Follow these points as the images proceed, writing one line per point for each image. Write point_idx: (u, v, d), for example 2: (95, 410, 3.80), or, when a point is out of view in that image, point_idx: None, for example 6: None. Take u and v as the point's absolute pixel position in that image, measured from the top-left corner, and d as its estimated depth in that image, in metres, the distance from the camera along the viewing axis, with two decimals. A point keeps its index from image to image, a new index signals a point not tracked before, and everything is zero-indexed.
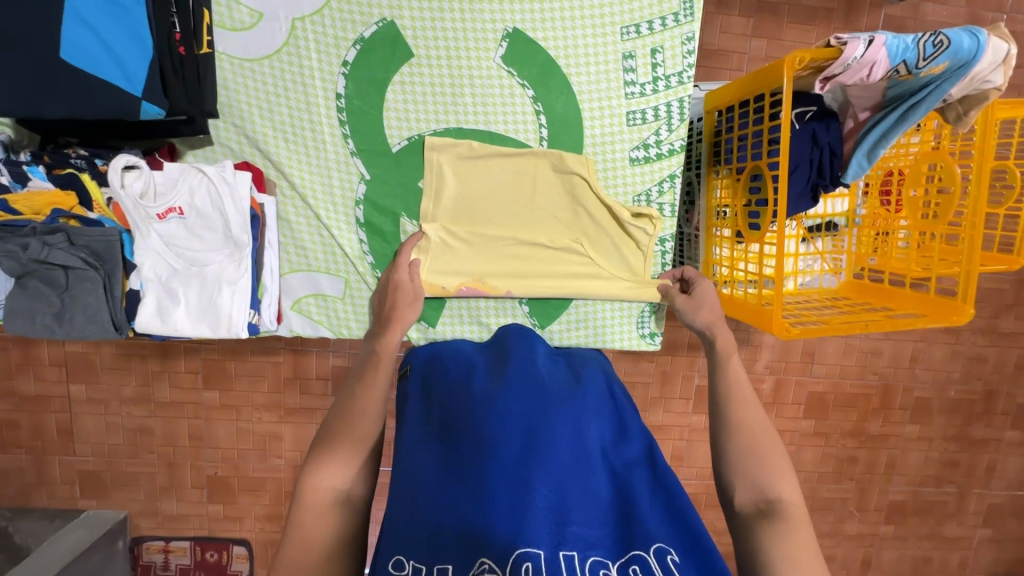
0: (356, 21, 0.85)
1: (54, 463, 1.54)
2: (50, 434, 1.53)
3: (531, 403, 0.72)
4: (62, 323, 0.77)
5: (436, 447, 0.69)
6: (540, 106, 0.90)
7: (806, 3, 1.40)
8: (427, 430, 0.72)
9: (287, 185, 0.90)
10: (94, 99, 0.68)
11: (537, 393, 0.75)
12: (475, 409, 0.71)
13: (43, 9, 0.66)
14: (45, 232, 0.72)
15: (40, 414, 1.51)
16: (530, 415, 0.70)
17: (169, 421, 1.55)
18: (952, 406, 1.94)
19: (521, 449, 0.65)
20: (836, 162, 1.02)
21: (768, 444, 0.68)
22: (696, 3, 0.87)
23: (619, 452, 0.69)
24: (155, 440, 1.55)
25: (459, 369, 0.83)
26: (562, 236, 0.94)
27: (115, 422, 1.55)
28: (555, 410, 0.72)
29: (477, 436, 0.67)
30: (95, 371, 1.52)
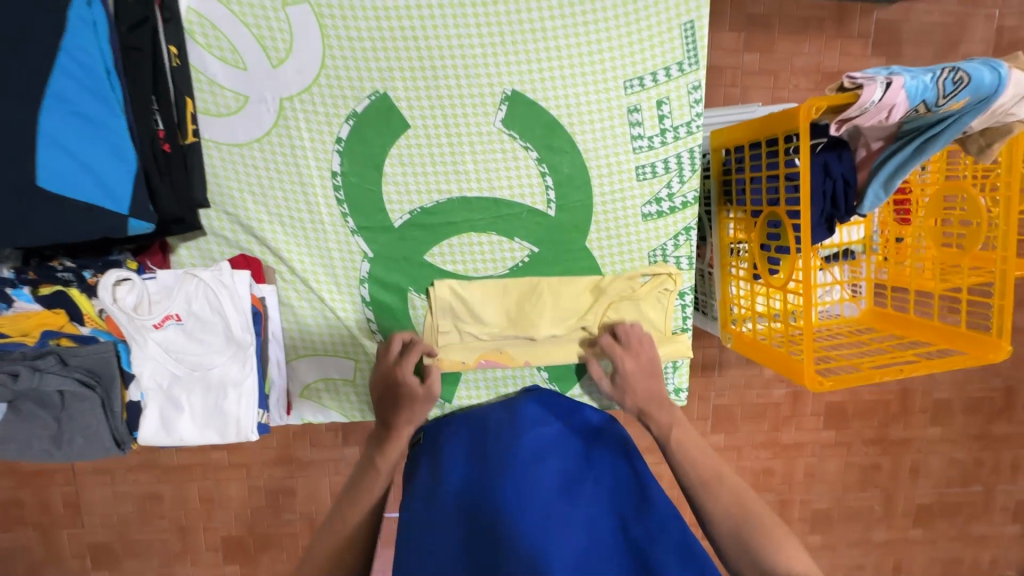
0: (346, 97, 0.81)
1: (62, 537, 1.55)
2: (55, 508, 1.53)
3: (546, 475, 0.68)
4: (60, 446, 0.73)
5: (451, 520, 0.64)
6: (545, 167, 0.86)
7: (798, 13, 1.37)
8: (436, 503, 0.67)
9: (286, 269, 0.86)
10: (77, 223, 0.62)
11: (548, 466, 0.69)
12: (486, 487, 0.66)
13: (12, 132, 0.59)
14: (34, 356, 0.70)
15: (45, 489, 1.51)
16: (547, 486, 0.66)
17: (178, 485, 1.56)
18: (973, 405, 1.91)
19: (535, 518, 0.61)
20: (851, 193, 0.98)
21: (747, 513, 0.64)
22: (700, 49, 0.83)
23: (645, 524, 0.63)
24: (165, 505, 1.55)
25: (469, 442, 0.77)
26: (586, 299, 0.90)
27: (123, 491, 1.60)
28: (576, 489, 0.67)
29: (490, 515, 0.62)
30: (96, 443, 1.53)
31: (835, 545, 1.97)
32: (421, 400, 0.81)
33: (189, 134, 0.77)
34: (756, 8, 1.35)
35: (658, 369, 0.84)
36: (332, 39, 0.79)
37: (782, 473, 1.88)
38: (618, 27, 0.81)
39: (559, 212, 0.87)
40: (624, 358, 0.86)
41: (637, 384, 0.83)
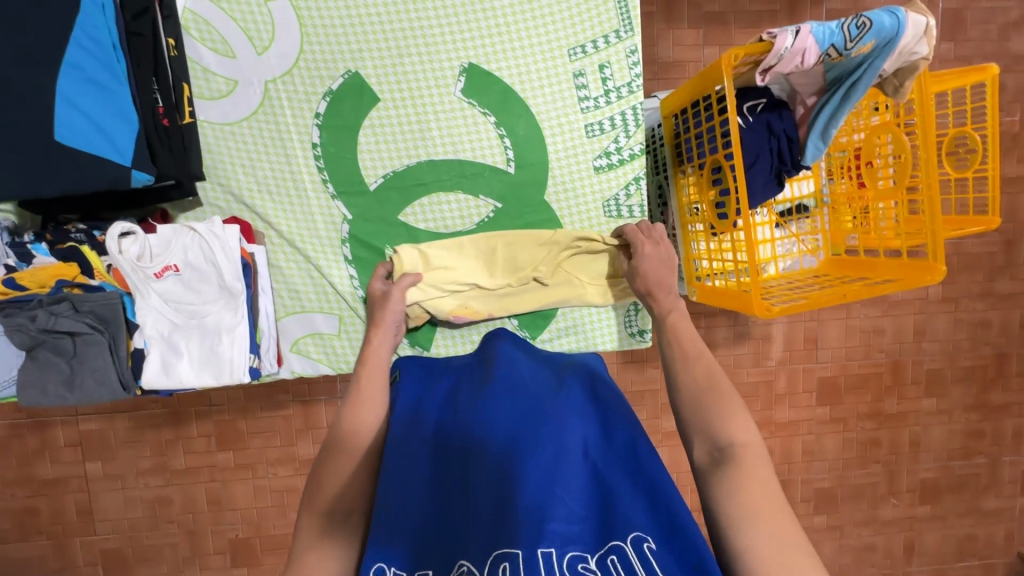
0: (323, 77, 0.92)
1: (77, 543, 1.67)
2: (70, 515, 1.67)
3: (516, 408, 0.63)
4: (72, 389, 0.81)
5: (420, 460, 0.61)
6: (503, 130, 0.95)
7: (750, 8, 1.51)
8: (408, 440, 0.63)
9: (275, 233, 0.95)
10: (90, 172, 0.74)
11: (517, 396, 0.66)
12: (461, 429, 0.62)
13: (36, 96, 0.72)
14: (50, 302, 0.78)
15: (60, 496, 1.65)
16: (517, 416, 0.62)
17: (186, 488, 1.68)
18: (965, 374, 1.75)
19: (501, 454, 0.58)
20: (794, 147, 1.06)
21: (711, 388, 0.64)
22: (633, 16, 0.93)
23: (608, 448, 0.60)
24: (175, 508, 1.68)
25: (454, 378, 0.73)
26: (542, 250, 0.96)
27: (133, 495, 1.68)
28: (545, 410, 0.63)
29: (457, 462, 0.60)
30: (110, 448, 1.66)
31: (841, 527, 1.79)
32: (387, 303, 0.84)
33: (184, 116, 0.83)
34: (711, 6, 1.49)
35: (675, 259, 0.83)
36: (309, 28, 0.90)
37: (780, 453, 1.73)
38: (560, 3, 0.93)
39: (519, 169, 0.96)
40: (642, 244, 0.87)
41: (649, 268, 0.83)
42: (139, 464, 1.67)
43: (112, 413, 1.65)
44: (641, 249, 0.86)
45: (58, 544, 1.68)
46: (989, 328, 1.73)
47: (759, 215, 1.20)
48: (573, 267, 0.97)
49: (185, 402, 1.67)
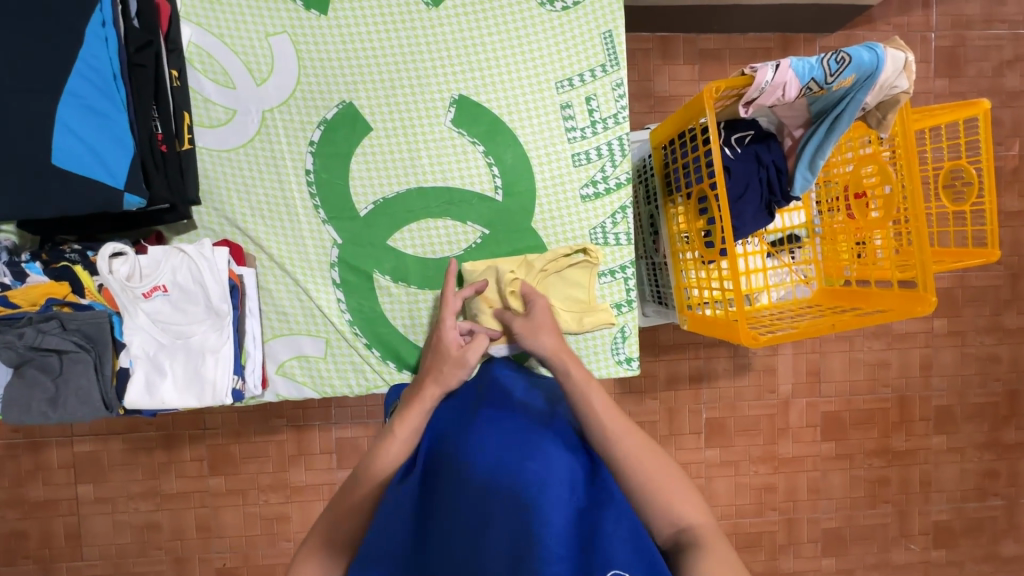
0: (318, 107, 0.96)
1: (63, 569, 1.65)
2: (59, 538, 1.65)
3: (501, 445, 0.66)
4: (56, 407, 0.81)
5: (409, 498, 0.68)
6: (491, 159, 0.98)
7: (744, 45, 1.56)
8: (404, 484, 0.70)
9: (266, 256, 0.97)
10: (83, 195, 0.76)
11: (511, 425, 0.70)
12: (445, 471, 0.67)
13: (38, 123, 0.75)
14: (40, 320, 0.80)
15: (50, 518, 1.64)
16: (503, 455, 0.65)
17: (176, 514, 1.66)
18: (976, 411, 1.70)
19: (481, 497, 0.61)
20: (783, 179, 1.08)
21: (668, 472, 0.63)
22: (619, 51, 0.97)
23: (592, 488, 0.62)
24: (163, 534, 1.66)
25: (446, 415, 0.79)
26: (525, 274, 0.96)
27: (122, 520, 1.66)
28: (532, 445, 0.65)
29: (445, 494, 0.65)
30: (102, 470, 1.66)
31: (850, 571, 1.70)
32: (452, 363, 0.80)
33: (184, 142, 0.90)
34: (706, 43, 1.55)
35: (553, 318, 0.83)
36: (306, 60, 0.94)
37: (784, 490, 1.67)
38: (548, 40, 0.97)
39: (506, 197, 0.98)
40: (537, 306, 0.84)
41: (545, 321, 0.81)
42: (130, 488, 1.66)
43: (107, 434, 1.65)
44: (513, 318, 0.84)
45: (44, 569, 1.66)
46: (999, 364, 1.69)
47: (750, 245, 1.20)
48: (552, 293, 0.97)
49: (179, 425, 1.67)
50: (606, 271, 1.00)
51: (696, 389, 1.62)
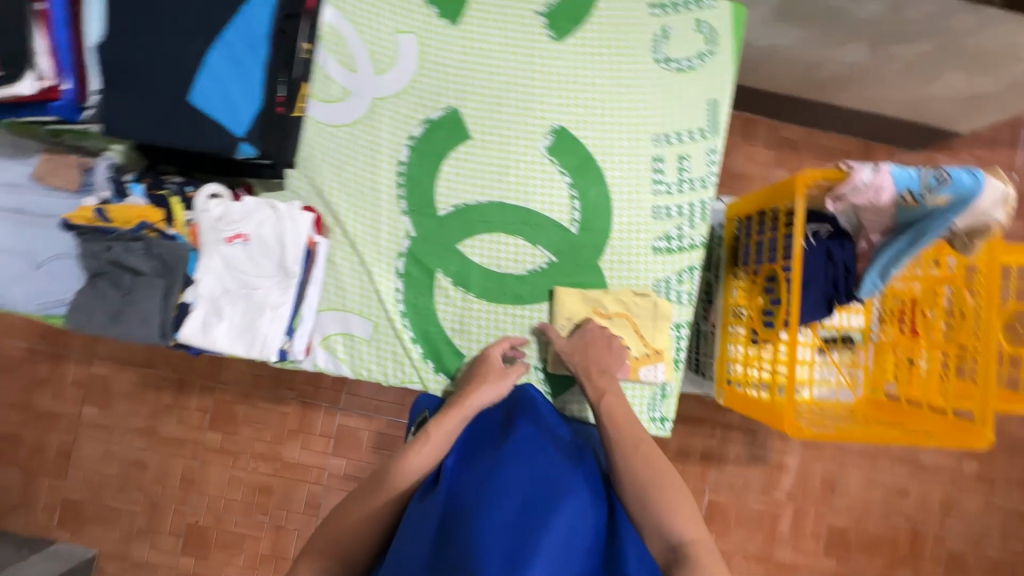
0: (426, 106, 1.00)
1: (46, 483, 1.68)
2: (51, 453, 1.69)
3: (530, 480, 0.74)
4: (115, 323, 0.84)
5: (435, 515, 0.73)
6: (575, 192, 1.00)
7: (824, 142, 1.59)
8: (428, 500, 0.76)
9: (340, 231, 1.00)
10: (206, 134, 0.81)
11: (537, 458, 0.78)
12: (473, 487, 0.74)
13: (183, 63, 0.80)
14: (129, 240, 0.84)
15: (50, 431, 1.68)
16: (531, 487, 0.73)
17: (165, 458, 1.68)
18: (992, 568, 1.60)
19: (508, 522, 0.68)
20: (850, 279, 1.09)
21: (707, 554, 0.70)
22: (719, 120, 1.00)
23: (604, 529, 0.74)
24: (147, 475, 1.67)
25: (469, 444, 0.86)
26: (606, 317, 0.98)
27: (114, 451, 1.68)
28: (561, 487, 0.73)
29: (471, 511, 0.70)
30: (111, 397, 1.70)
31: None
32: (496, 374, 0.91)
33: (298, 109, 0.87)
34: (786, 133, 1.59)
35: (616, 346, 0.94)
36: (427, 64, 1.00)
37: None
38: (655, 95, 1.00)
39: (580, 231, 1.00)
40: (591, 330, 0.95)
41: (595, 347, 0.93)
42: (131, 421, 1.69)
43: (126, 363, 1.70)
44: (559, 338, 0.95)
45: (28, 478, 1.69)
46: None
47: (803, 335, 1.18)
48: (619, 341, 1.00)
49: (195, 372, 1.70)
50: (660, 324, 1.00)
51: (704, 468, 1.58)
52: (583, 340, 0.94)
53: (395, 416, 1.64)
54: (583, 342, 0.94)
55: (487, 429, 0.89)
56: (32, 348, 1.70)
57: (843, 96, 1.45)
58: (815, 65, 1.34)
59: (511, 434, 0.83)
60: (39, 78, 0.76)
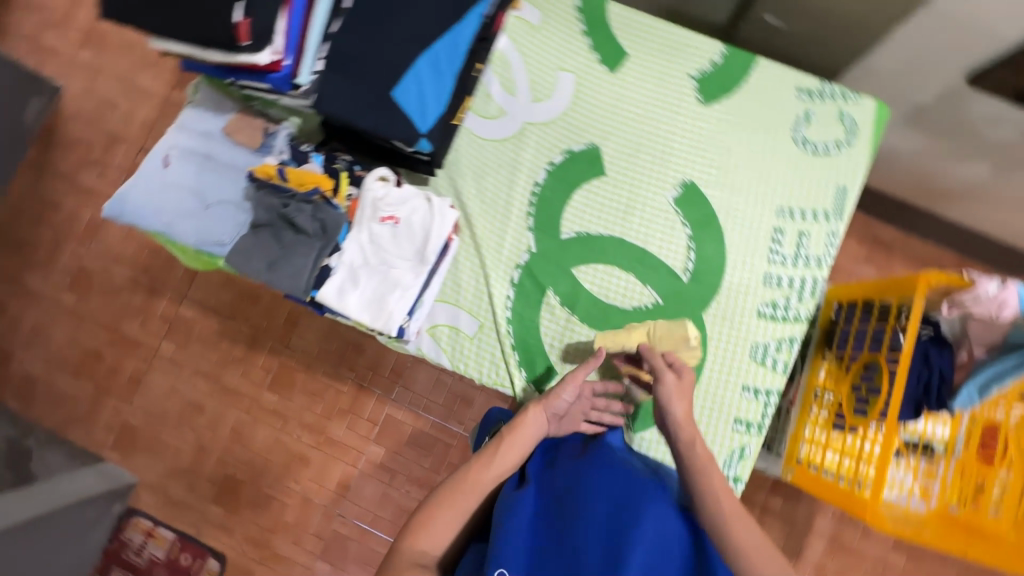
0: (571, 138, 1.09)
1: (112, 403, 1.77)
2: (124, 376, 1.78)
3: (617, 487, 0.81)
4: (269, 270, 0.93)
5: (527, 510, 0.79)
6: (692, 244, 1.06)
7: (921, 249, 1.59)
8: (520, 493, 0.82)
9: (468, 232, 1.08)
10: (393, 122, 0.88)
11: (618, 474, 0.84)
12: (562, 491, 0.81)
13: (388, 56, 0.88)
14: (301, 200, 0.94)
15: (129, 356, 1.78)
16: (617, 497, 0.79)
17: (222, 407, 1.75)
18: None
19: (601, 525, 0.74)
20: (943, 390, 1.08)
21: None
22: (845, 206, 1.04)
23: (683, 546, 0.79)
24: (203, 418, 1.74)
25: (549, 449, 0.93)
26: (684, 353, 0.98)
27: (180, 388, 1.77)
28: (644, 499, 0.79)
29: (564, 512, 0.77)
30: (189, 338, 1.79)
31: None
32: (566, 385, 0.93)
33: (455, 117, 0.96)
34: (883, 233, 1.61)
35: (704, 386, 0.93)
36: (580, 102, 1.09)
37: None
38: (787, 170, 1.06)
39: (690, 280, 1.05)
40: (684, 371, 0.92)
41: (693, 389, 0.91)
42: (201, 364, 1.77)
43: (210, 311, 1.78)
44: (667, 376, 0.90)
45: (96, 395, 1.78)
46: None
47: None
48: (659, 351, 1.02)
49: (268, 333, 1.76)
50: (751, 387, 1.02)
51: None
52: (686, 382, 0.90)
53: (441, 419, 1.65)
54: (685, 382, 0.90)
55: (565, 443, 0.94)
56: (128, 277, 1.80)
57: (950, 209, 1.47)
58: (932, 175, 1.37)
59: (591, 450, 0.90)
60: (271, 52, 0.85)
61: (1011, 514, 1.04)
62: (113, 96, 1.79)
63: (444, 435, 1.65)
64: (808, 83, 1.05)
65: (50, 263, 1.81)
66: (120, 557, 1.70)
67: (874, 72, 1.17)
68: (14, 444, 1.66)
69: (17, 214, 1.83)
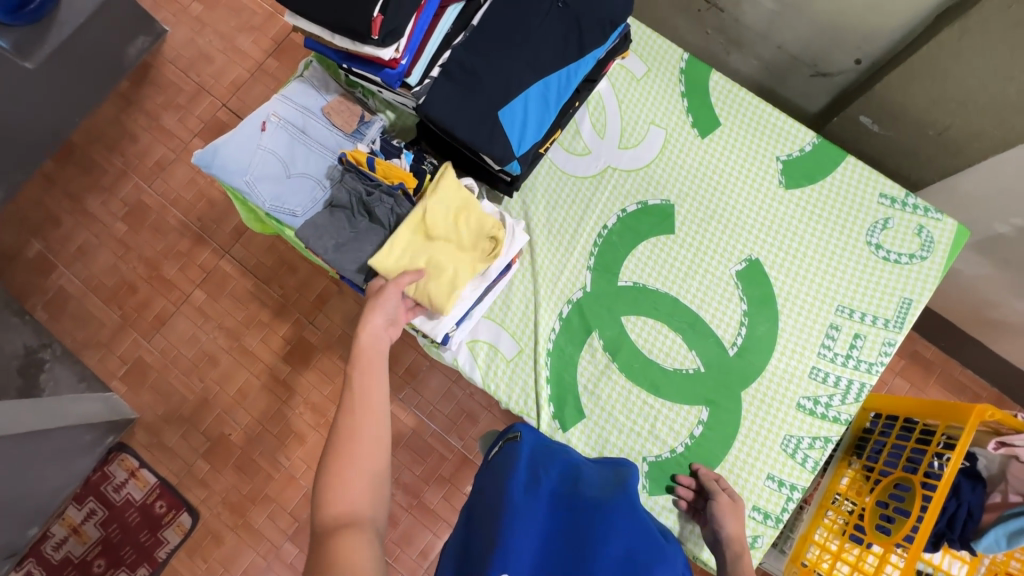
0: (648, 191, 1.10)
1: (131, 337, 1.77)
2: (149, 313, 1.78)
3: (638, 537, 0.70)
4: (336, 250, 0.96)
5: (536, 520, 0.71)
6: (745, 320, 1.05)
7: (960, 376, 1.55)
8: (530, 505, 0.73)
9: (528, 257, 1.10)
10: (491, 139, 0.92)
11: (644, 521, 0.75)
12: (582, 511, 0.72)
13: (500, 73, 0.92)
14: (385, 193, 0.98)
15: (159, 295, 1.78)
16: (643, 540, 0.69)
17: (234, 365, 1.74)
18: None
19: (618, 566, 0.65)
20: (970, 526, 1.04)
21: None
22: (908, 319, 1.03)
23: None
24: (213, 372, 1.73)
25: (566, 471, 0.85)
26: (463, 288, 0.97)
27: (199, 338, 1.76)
28: (667, 556, 0.69)
29: (582, 536, 0.68)
30: (220, 291, 1.78)
31: None
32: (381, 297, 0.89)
33: (543, 147, 1.00)
34: (923, 350, 1.57)
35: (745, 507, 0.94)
36: (665, 158, 1.11)
37: None
38: (855, 271, 1.06)
39: (736, 355, 1.04)
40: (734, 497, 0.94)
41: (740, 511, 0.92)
42: (226, 320, 1.76)
43: (249, 270, 1.78)
44: (719, 495, 0.93)
45: (122, 324, 1.78)
46: None
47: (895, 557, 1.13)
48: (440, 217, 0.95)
49: (296, 304, 1.76)
50: (775, 477, 1.01)
51: None
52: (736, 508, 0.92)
53: (442, 430, 1.63)
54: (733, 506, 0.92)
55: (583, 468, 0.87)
56: (180, 218, 1.81)
57: (1000, 344, 1.44)
58: (990, 305, 1.35)
59: (614, 485, 0.82)
60: (392, 51, 0.88)
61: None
62: (212, 51, 1.87)
63: (440, 445, 1.63)
64: (894, 191, 1.06)
65: (111, 191, 1.84)
66: (99, 489, 1.68)
67: (960, 197, 1.19)
68: (31, 354, 1.72)
69: (91, 136, 1.86)
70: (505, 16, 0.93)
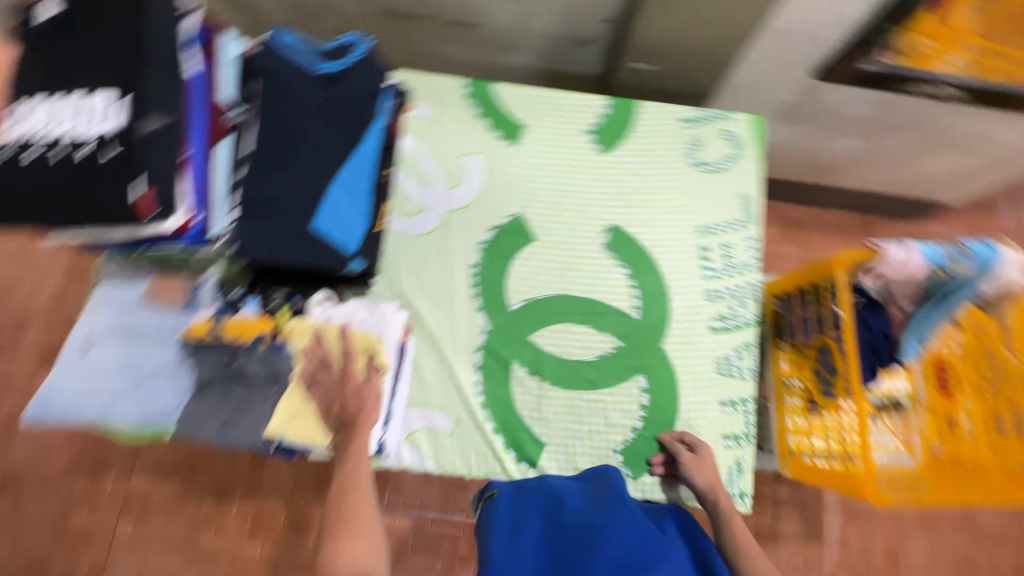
0: (495, 215, 1.13)
1: None
2: None
3: (630, 548, 0.74)
4: (226, 430, 0.89)
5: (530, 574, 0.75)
6: (633, 282, 1.10)
7: (828, 217, 1.83)
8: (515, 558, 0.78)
9: (421, 329, 1.08)
10: (320, 253, 0.90)
11: (636, 523, 0.78)
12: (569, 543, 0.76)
13: (297, 191, 0.89)
14: (247, 350, 0.93)
15: (79, 553, 1.55)
16: (636, 552, 0.73)
17: None
18: None
19: None
20: (891, 346, 1.18)
21: None
22: (754, 211, 1.14)
23: None
24: None
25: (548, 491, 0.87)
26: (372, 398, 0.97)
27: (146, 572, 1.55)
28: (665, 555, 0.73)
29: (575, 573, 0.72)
30: (146, 511, 1.59)
31: None
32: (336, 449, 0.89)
33: (381, 224, 0.99)
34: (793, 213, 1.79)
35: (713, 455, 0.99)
36: (492, 179, 1.14)
37: None
38: (695, 194, 1.14)
39: (641, 315, 1.09)
40: (702, 446, 1.00)
41: (709, 460, 0.98)
42: (168, 536, 1.57)
43: (167, 472, 1.61)
44: (684, 452, 0.99)
45: None
46: None
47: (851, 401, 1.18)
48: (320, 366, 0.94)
49: (236, 476, 1.61)
50: (727, 400, 1.06)
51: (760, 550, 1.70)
52: (704, 456, 0.99)
53: (441, 512, 1.56)
54: (703, 458, 0.98)
55: (567, 485, 0.90)
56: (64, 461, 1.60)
57: (839, 179, 1.72)
58: (814, 155, 1.58)
59: (600, 493, 0.85)
60: (180, 215, 0.81)
61: (982, 438, 1.06)
62: (11, 277, 1.67)
63: (447, 528, 1.57)
64: (688, 114, 1.16)
65: None
66: None
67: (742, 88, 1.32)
68: None
69: None
70: (272, 133, 0.90)
